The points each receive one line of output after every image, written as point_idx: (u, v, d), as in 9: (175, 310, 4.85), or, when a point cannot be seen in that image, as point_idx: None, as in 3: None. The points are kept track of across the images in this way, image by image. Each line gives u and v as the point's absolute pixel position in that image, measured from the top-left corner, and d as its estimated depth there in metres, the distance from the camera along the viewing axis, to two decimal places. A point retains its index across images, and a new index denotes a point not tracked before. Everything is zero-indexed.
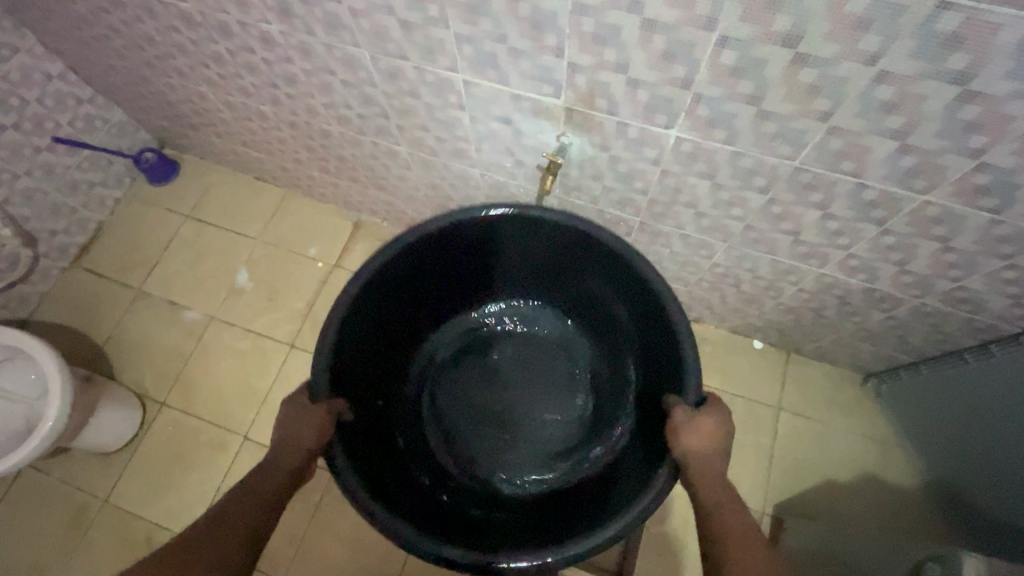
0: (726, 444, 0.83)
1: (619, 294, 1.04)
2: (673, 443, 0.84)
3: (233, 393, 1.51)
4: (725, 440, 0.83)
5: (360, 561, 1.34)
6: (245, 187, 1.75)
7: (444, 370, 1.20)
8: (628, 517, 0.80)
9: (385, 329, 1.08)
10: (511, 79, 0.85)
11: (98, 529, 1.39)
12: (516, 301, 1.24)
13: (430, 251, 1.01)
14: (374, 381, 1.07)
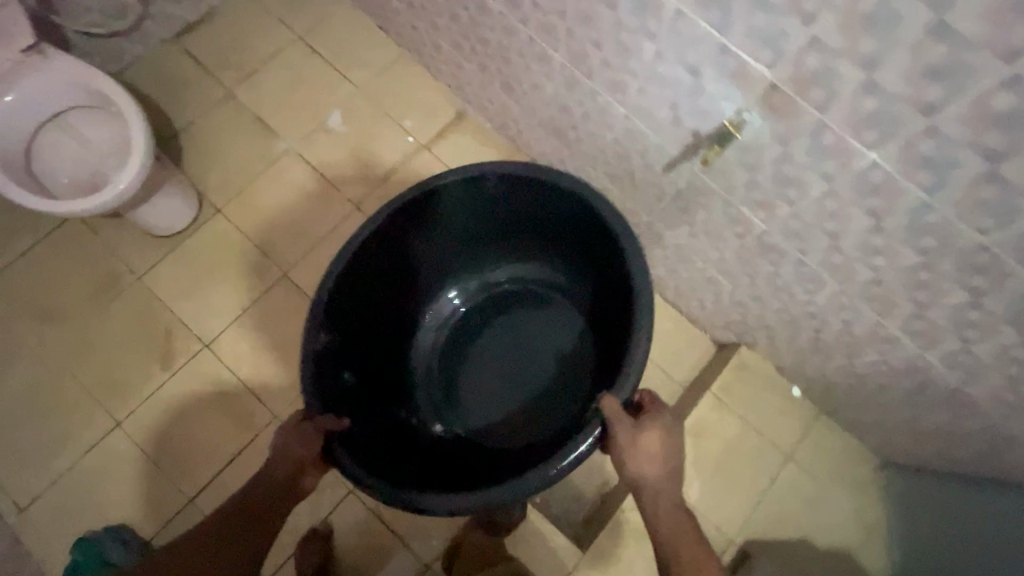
0: (669, 458, 0.92)
1: (545, 242, 1.24)
2: (622, 469, 0.92)
3: (287, 231, 1.49)
4: (669, 455, 0.92)
5: None
6: (363, 31, 1.66)
7: (445, 355, 1.31)
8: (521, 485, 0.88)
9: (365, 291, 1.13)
10: (732, 28, 0.76)
11: (121, 302, 1.41)
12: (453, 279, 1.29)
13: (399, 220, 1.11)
14: (378, 355, 1.23)
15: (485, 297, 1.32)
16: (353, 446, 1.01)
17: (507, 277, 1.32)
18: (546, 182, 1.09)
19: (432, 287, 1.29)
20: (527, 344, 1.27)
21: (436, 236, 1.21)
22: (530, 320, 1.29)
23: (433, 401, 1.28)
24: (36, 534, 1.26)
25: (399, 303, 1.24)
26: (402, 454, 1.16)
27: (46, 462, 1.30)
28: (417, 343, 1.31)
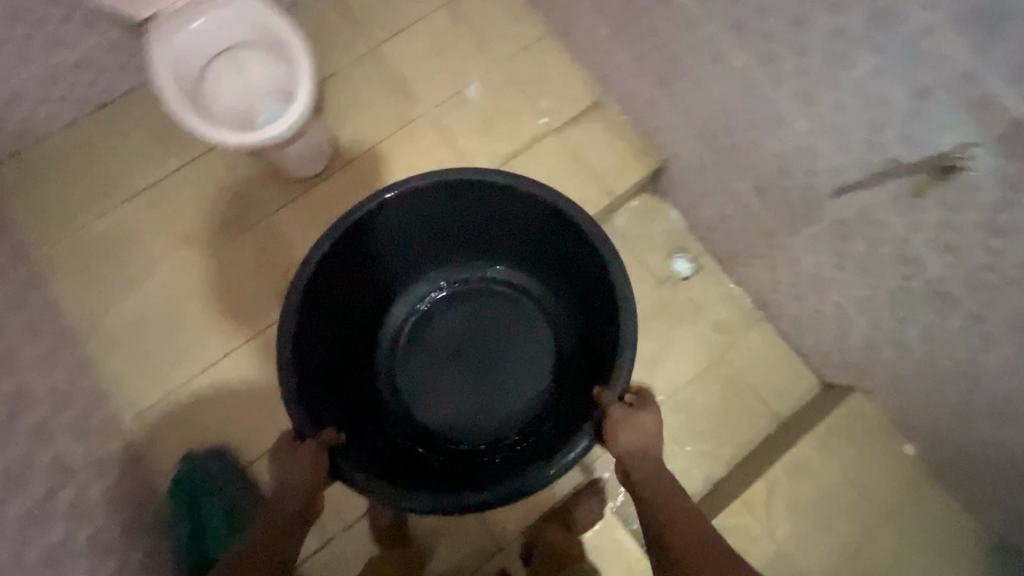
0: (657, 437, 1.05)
1: (516, 250, 1.36)
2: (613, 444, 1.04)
3: None
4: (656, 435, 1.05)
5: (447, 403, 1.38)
6: (512, 4, 1.64)
7: (407, 353, 1.41)
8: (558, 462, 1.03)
9: (332, 297, 1.23)
10: (994, 53, 0.69)
11: (249, 236, 1.46)
12: (431, 276, 1.42)
13: (364, 229, 1.20)
14: (347, 356, 1.32)
15: (454, 300, 1.43)
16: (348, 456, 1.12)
17: (469, 279, 1.43)
18: (523, 193, 1.19)
19: (400, 277, 1.37)
20: (497, 338, 1.41)
21: (400, 242, 1.30)
22: (494, 304, 1.43)
23: (399, 396, 1.39)
24: (149, 440, 1.34)
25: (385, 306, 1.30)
26: (383, 460, 1.25)
27: (165, 374, 1.38)
28: (382, 338, 1.41)
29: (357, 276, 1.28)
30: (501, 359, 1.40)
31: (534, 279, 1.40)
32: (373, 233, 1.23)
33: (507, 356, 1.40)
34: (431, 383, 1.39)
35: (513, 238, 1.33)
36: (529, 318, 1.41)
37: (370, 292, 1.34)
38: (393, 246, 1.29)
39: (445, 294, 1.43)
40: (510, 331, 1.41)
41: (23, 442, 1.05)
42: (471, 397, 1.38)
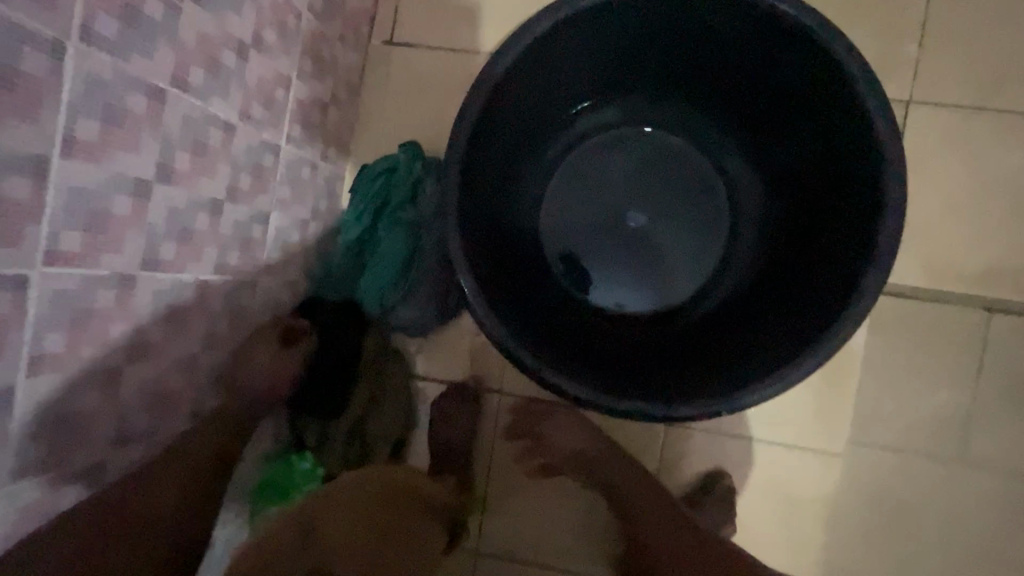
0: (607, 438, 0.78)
1: (741, 74, 0.70)
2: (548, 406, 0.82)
3: (979, 57, 0.79)
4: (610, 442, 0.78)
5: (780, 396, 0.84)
6: None
7: (566, 204, 0.82)
8: (829, 78, 0.60)
9: (501, 135, 0.68)
10: None
11: None
12: (621, 127, 0.81)
13: (516, 84, 0.64)
14: (511, 174, 0.76)
15: (642, 153, 0.82)
16: (513, 110, 0.67)
17: (661, 151, 0.81)
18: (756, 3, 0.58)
19: (563, 126, 0.79)
20: (692, 206, 0.82)
21: (561, 43, 0.63)
22: (607, 208, 0.82)
23: (551, 208, 0.82)
24: (378, 84, 0.89)
25: (856, 179, 0.62)
26: (564, 214, 0.82)
27: (458, 22, 0.87)
28: (554, 153, 0.81)
29: (523, 100, 0.68)
30: (722, 220, 0.81)
31: (748, 192, 0.80)
32: (523, 102, 0.68)
33: (732, 218, 0.81)
34: (598, 224, 0.82)
35: (746, 68, 0.69)
36: (697, 231, 0.82)
37: (542, 113, 0.74)
38: (531, 97, 0.69)
39: (636, 158, 0.82)
40: (728, 212, 0.81)
41: None
42: (677, 266, 0.82)
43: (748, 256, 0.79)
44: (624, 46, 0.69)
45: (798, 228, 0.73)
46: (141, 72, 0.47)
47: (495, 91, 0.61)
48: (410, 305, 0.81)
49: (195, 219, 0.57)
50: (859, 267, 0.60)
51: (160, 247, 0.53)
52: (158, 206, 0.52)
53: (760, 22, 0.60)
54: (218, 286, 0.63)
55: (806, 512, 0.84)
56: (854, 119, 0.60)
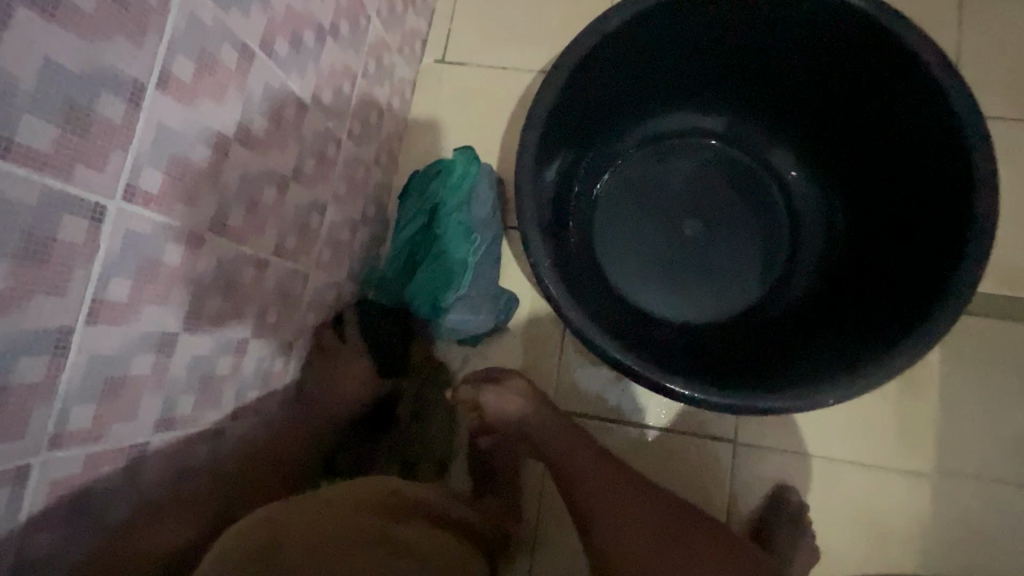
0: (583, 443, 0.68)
1: (809, 85, 0.71)
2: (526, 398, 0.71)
3: (1014, 73, 0.82)
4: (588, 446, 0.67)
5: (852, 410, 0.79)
6: None
7: (622, 209, 0.80)
8: (907, 79, 0.61)
9: (569, 127, 0.67)
10: None
11: None
12: (679, 135, 0.80)
13: (590, 73, 0.64)
14: (571, 172, 0.74)
15: (701, 163, 0.81)
16: (581, 102, 0.67)
17: (720, 162, 0.81)
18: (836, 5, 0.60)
19: (624, 128, 0.78)
20: (751, 216, 0.80)
21: (638, 38, 0.64)
22: (665, 217, 0.79)
23: (607, 215, 0.80)
24: (428, 98, 0.90)
25: (935, 170, 0.62)
26: (620, 219, 0.79)
27: (508, 43, 0.91)
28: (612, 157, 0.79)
29: (592, 92, 0.68)
30: (782, 232, 0.79)
31: (809, 204, 0.79)
32: (592, 95, 0.68)
33: (792, 230, 0.79)
34: (656, 232, 0.79)
35: (815, 78, 0.70)
36: (757, 243, 0.79)
37: (606, 113, 0.73)
38: (600, 91, 0.69)
39: (694, 167, 0.81)
40: (789, 224, 0.79)
41: None
42: (737, 277, 0.78)
43: (811, 267, 0.77)
44: (695, 51, 0.70)
45: (868, 229, 0.72)
46: (235, 25, 0.46)
47: (575, 76, 0.61)
48: (465, 309, 0.77)
49: (262, 191, 0.54)
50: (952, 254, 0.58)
51: (230, 211, 0.50)
52: (234, 166, 0.49)
53: (836, 25, 0.62)
54: (275, 269, 0.59)
55: (896, 541, 0.76)
56: (933, 119, 0.60)
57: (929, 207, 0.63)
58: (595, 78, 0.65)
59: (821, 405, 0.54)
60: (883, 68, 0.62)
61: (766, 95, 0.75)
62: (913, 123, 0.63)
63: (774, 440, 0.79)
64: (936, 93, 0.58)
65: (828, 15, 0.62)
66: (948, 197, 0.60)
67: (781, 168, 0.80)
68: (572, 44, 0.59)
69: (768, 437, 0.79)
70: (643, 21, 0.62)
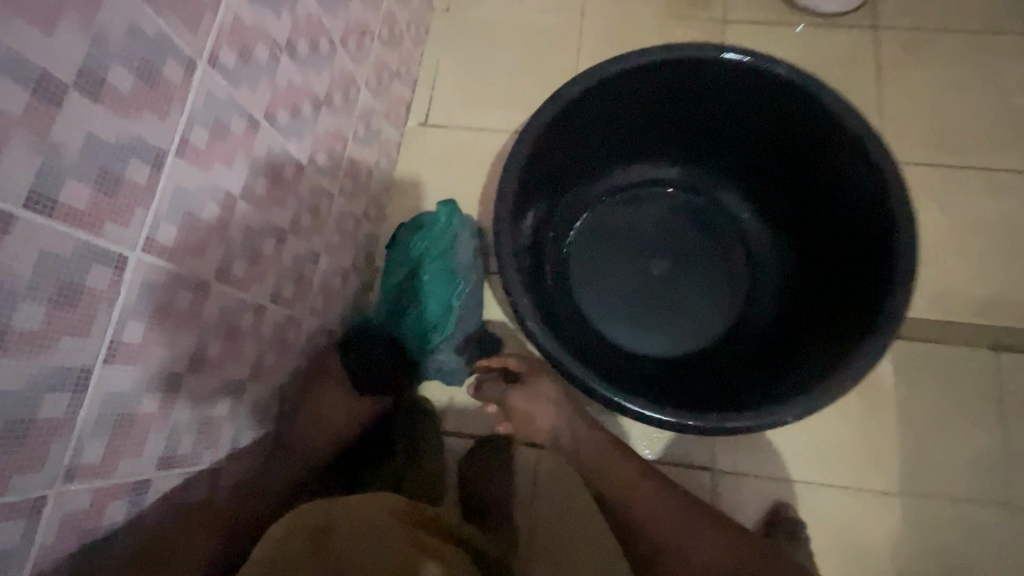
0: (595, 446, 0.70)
1: (752, 142, 0.80)
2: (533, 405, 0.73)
3: (931, 123, 0.93)
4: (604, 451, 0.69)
5: (821, 433, 0.83)
6: None
7: (595, 256, 0.86)
8: (832, 135, 0.70)
9: (541, 179, 0.74)
10: None
11: (686, 30, 1.01)
12: (643, 188, 0.88)
13: (557, 132, 0.72)
14: (544, 221, 0.80)
15: (663, 211, 0.88)
16: (551, 158, 0.74)
17: (681, 210, 0.88)
18: (764, 74, 0.70)
19: (593, 181, 0.86)
20: (711, 257, 0.87)
21: (598, 103, 0.73)
22: (633, 260, 0.86)
23: (581, 260, 0.86)
24: (413, 157, 0.98)
25: (863, 209, 0.70)
26: (593, 263, 0.86)
27: (485, 106, 1.00)
28: (582, 207, 0.87)
29: (561, 149, 0.76)
30: (741, 271, 0.86)
31: (764, 246, 0.86)
32: (561, 152, 0.75)
33: (750, 270, 0.86)
34: (625, 274, 0.85)
35: (756, 135, 0.79)
36: (718, 281, 0.86)
37: (575, 167, 0.81)
38: (567, 149, 0.77)
39: (657, 216, 0.88)
40: (747, 264, 0.86)
41: (343, 24, 0.70)
42: (701, 314, 0.84)
43: (769, 303, 0.83)
44: (650, 114, 0.79)
45: (815, 266, 0.79)
46: (244, 100, 0.53)
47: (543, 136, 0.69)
48: (450, 349, 0.81)
49: (263, 242, 0.59)
50: (884, 281, 0.65)
51: (235, 261, 0.55)
52: (239, 221, 0.54)
53: (767, 90, 0.72)
54: (274, 315, 0.63)
55: (878, 562, 0.79)
56: (858, 168, 0.68)
57: (863, 245, 0.70)
58: (561, 137, 0.73)
59: (781, 422, 0.59)
60: (809, 123, 0.71)
61: (717, 148, 0.84)
62: (840, 169, 0.71)
63: (752, 466, 0.83)
64: (855, 143, 0.67)
65: (760, 82, 0.71)
66: (876, 231, 0.67)
67: (736, 215, 0.87)
68: (540, 109, 0.67)
69: (746, 463, 0.83)
70: (602, 90, 0.71)
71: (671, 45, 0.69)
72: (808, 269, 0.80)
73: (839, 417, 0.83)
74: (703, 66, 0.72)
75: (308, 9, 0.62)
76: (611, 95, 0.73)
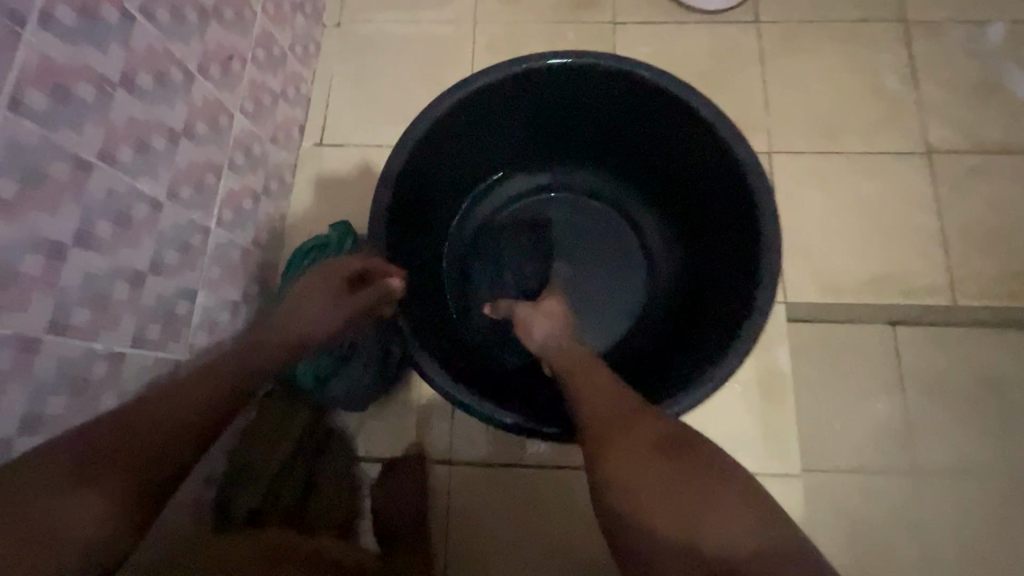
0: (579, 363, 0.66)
1: (632, 142, 0.82)
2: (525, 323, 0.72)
3: (815, 111, 0.96)
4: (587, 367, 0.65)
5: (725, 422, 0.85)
6: None
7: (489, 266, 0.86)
8: (698, 133, 0.71)
9: (416, 194, 0.74)
10: None
11: (578, 33, 1.02)
12: (535, 195, 0.89)
13: (428, 147, 0.71)
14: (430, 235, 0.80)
15: (557, 216, 0.89)
16: (426, 174, 0.74)
17: (574, 213, 0.89)
18: (628, 78, 0.71)
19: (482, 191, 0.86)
20: (606, 258, 0.87)
21: (470, 115, 0.73)
22: (528, 267, 0.86)
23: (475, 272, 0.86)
24: (311, 178, 0.96)
25: (734, 199, 0.71)
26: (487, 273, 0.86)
27: (381, 121, 0.99)
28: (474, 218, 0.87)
29: (437, 164, 0.76)
30: (636, 270, 0.87)
31: (656, 244, 0.87)
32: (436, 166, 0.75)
33: (645, 267, 0.87)
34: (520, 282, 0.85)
35: (635, 135, 0.80)
36: (614, 281, 0.86)
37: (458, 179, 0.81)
38: (444, 162, 0.77)
39: (551, 221, 0.89)
40: (641, 262, 0.87)
41: (200, 51, 0.68)
42: (598, 315, 0.85)
43: (663, 299, 0.85)
44: (528, 121, 0.80)
45: (701, 260, 0.81)
46: (65, 142, 0.50)
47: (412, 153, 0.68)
48: (346, 374, 0.79)
49: (113, 287, 0.56)
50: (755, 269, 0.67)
51: (72, 311, 0.52)
52: (75, 267, 0.52)
53: (635, 93, 0.73)
54: (136, 359, 0.60)
55: None
56: (724, 164, 0.70)
57: (736, 237, 0.72)
58: (434, 151, 0.73)
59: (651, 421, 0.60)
60: (676, 119, 0.73)
61: (601, 150, 0.85)
62: (709, 162, 0.73)
63: None
64: (718, 137, 0.69)
65: (625, 85, 0.72)
66: (746, 219, 0.69)
67: (628, 214, 0.88)
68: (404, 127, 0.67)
69: None
70: (471, 102, 0.71)
71: (530, 56, 0.70)
72: (695, 263, 0.82)
73: (743, 405, 0.85)
74: (569, 73, 0.72)
75: (147, 38, 0.59)
76: (481, 107, 0.73)
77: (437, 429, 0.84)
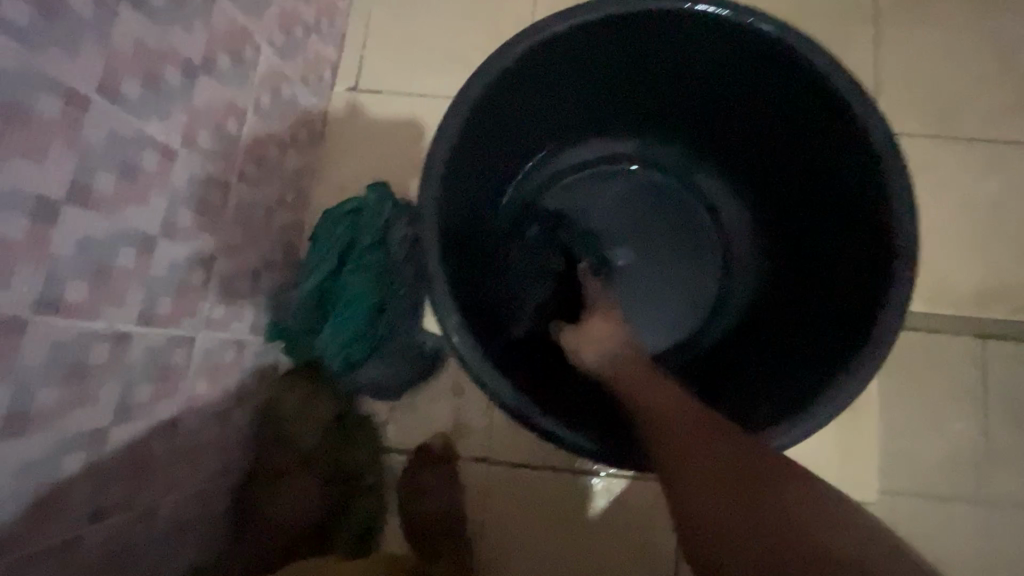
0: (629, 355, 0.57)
1: (730, 112, 0.69)
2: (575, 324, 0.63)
3: (930, 88, 0.82)
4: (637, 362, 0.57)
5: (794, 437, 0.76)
6: None
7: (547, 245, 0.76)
8: (824, 109, 0.59)
9: (476, 160, 0.62)
10: None
11: None
12: (604, 166, 0.77)
13: (495, 104, 0.59)
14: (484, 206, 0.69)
15: (627, 191, 0.77)
16: (488, 136, 0.62)
17: (648, 189, 0.78)
18: (746, 33, 0.58)
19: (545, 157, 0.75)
20: (681, 244, 0.77)
21: (548, 66, 0.60)
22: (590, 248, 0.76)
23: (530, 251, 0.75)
24: (343, 129, 0.84)
25: (857, 189, 0.59)
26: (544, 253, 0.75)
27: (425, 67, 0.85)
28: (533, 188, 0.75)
29: (501, 124, 0.63)
30: (714, 261, 0.76)
31: (739, 232, 0.76)
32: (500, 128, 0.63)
33: (724, 258, 0.76)
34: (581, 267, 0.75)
35: (736, 104, 0.68)
36: (687, 272, 0.76)
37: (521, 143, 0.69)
38: (509, 122, 0.64)
39: (621, 197, 0.77)
40: (720, 251, 0.76)
41: None
42: (666, 309, 0.75)
43: (744, 296, 0.74)
44: (611, 78, 0.67)
45: (797, 257, 0.70)
46: (53, 70, 0.39)
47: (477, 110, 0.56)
48: (379, 358, 0.71)
49: (117, 254, 0.46)
50: (880, 279, 0.56)
51: (66, 284, 0.42)
52: (70, 232, 0.41)
53: (750, 52, 0.60)
54: (144, 339, 0.51)
55: None
56: (852, 150, 0.58)
57: (853, 238, 0.61)
58: (501, 109, 0.61)
59: None
60: (795, 87, 0.60)
61: (689, 118, 0.72)
62: (830, 143, 0.61)
63: None
64: (850, 116, 0.56)
65: (741, 42, 0.59)
66: (871, 218, 0.58)
67: (710, 195, 0.77)
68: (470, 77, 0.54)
69: None
70: (552, 51, 0.59)
71: None
72: (787, 259, 0.71)
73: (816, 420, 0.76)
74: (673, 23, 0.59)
75: None
76: (562, 57, 0.60)
77: (473, 426, 0.76)
